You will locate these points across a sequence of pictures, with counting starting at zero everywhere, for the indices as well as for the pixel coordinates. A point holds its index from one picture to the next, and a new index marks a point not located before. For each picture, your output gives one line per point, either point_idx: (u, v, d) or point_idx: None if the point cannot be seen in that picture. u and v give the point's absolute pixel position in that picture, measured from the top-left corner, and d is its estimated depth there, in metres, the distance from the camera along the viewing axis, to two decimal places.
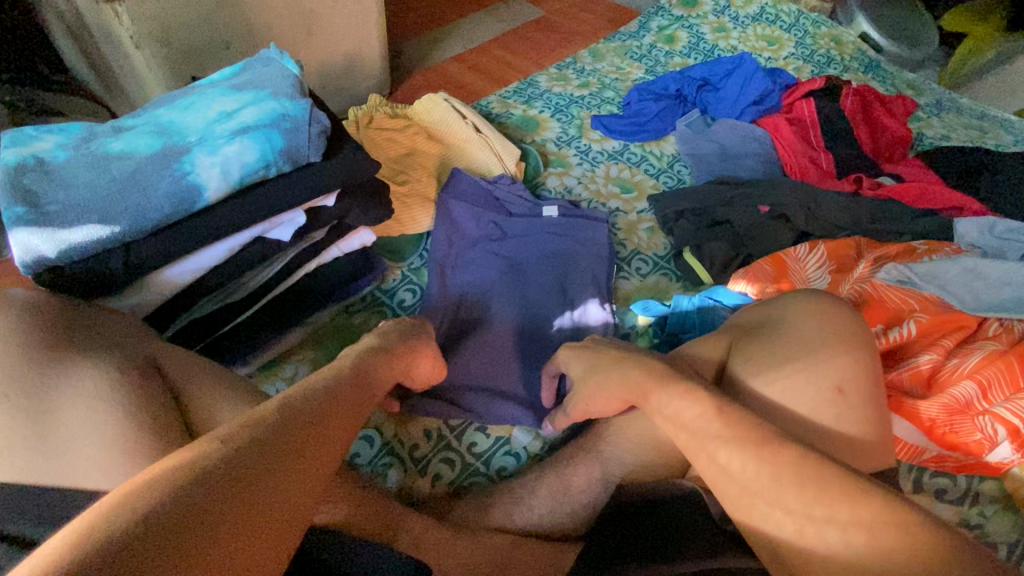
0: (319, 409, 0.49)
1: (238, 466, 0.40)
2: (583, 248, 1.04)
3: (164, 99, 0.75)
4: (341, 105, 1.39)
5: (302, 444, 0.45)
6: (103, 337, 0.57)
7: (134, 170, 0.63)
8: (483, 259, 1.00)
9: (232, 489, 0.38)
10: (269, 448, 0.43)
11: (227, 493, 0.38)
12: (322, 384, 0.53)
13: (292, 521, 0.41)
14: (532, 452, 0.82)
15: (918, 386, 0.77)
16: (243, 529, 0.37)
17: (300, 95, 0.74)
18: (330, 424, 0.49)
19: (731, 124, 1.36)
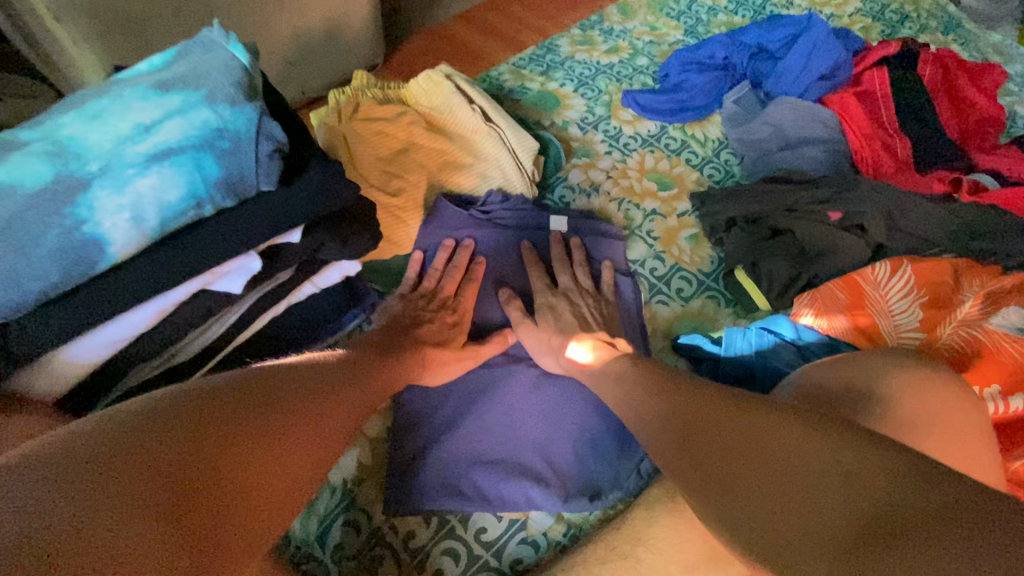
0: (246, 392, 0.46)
1: (168, 411, 0.39)
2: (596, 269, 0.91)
3: (70, 101, 0.56)
4: (326, 80, 1.18)
5: (243, 411, 0.44)
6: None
7: (12, 215, 0.45)
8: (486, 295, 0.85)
9: (166, 435, 0.37)
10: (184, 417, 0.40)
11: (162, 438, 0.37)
12: (259, 375, 0.49)
13: (226, 481, 0.38)
14: (554, 539, 0.68)
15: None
16: (170, 471, 0.36)
17: (248, 98, 0.54)
18: (287, 402, 0.48)
19: (791, 102, 1.13)
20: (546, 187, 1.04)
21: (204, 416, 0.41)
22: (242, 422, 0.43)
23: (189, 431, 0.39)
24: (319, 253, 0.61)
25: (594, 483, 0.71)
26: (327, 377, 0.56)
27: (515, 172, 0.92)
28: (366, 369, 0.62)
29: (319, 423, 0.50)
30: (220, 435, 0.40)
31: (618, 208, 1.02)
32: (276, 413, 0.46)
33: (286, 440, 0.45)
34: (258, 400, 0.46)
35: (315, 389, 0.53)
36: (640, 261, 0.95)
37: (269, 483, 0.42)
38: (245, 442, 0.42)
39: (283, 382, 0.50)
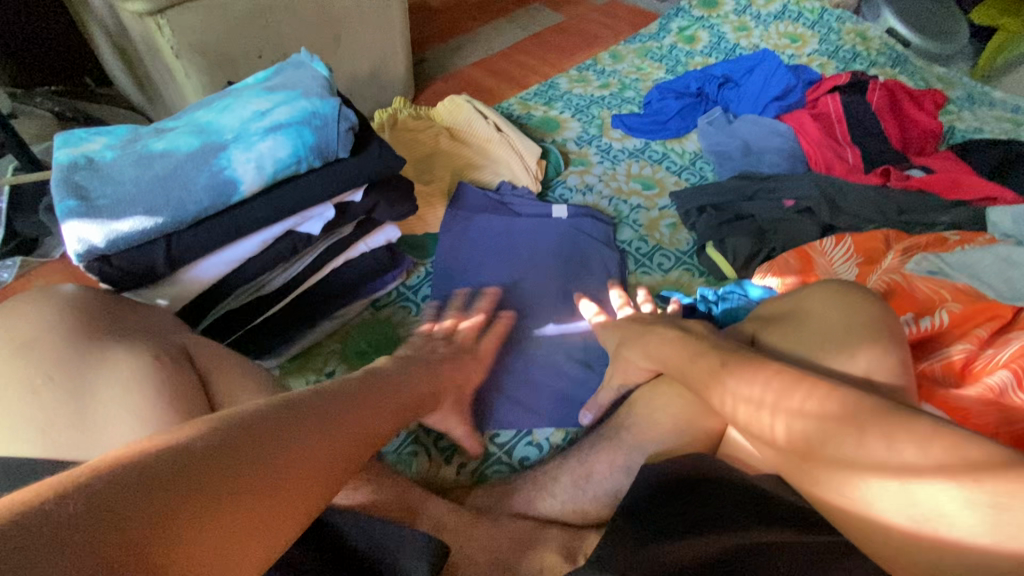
0: (259, 432, 0.46)
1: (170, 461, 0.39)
2: (590, 245, 1.08)
3: (202, 102, 0.79)
4: (366, 111, 1.44)
5: (249, 457, 0.43)
6: (136, 323, 0.60)
7: (175, 166, 0.67)
8: (498, 261, 1.03)
9: (155, 501, 0.37)
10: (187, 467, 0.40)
11: (125, 514, 0.35)
12: (280, 408, 0.49)
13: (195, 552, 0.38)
14: (554, 443, 0.83)
15: (947, 377, 0.74)
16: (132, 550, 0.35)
17: (330, 95, 0.77)
18: (292, 440, 0.47)
19: (752, 119, 1.36)
20: (549, 188, 1.25)
21: (207, 467, 0.41)
22: (246, 471, 0.43)
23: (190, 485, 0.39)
24: (373, 213, 0.82)
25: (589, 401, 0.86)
26: (337, 403, 0.54)
27: (522, 170, 1.14)
28: (384, 389, 0.61)
29: (319, 464, 0.48)
30: (223, 489, 0.41)
31: (608, 204, 1.23)
32: (271, 460, 0.45)
33: (274, 491, 0.44)
34: (269, 443, 0.45)
35: (322, 425, 0.50)
36: (627, 242, 1.15)
37: (249, 543, 0.41)
38: (243, 496, 0.42)
39: (305, 417, 0.50)
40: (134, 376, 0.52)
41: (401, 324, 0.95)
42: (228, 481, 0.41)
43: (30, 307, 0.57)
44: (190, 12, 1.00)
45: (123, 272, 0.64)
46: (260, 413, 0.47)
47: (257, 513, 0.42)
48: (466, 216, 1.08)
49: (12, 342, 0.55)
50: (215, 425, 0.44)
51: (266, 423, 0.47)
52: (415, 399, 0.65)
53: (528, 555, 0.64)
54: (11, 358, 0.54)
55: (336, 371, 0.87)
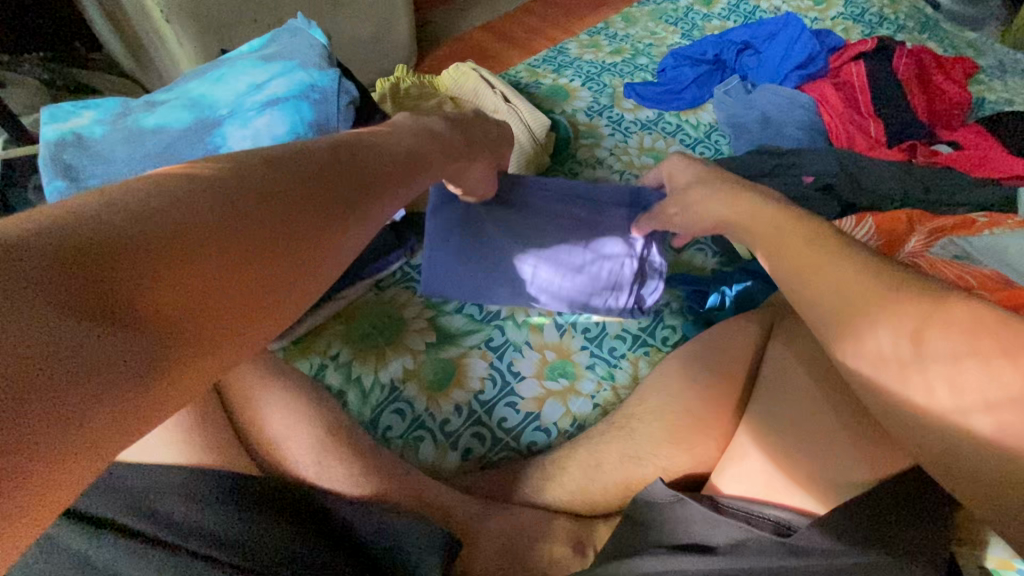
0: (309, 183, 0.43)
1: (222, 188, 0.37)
2: None
3: (194, 73, 0.75)
4: (367, 79, 1.38)
5: (295, 201, 0.41)
6: None
7: (168, 144, 0.63)
8: None
9: (209, 226, 0.35)
10: (236, 196, 0.38)
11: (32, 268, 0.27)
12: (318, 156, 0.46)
13: (163, 318, 0.32)
14: (563, 428, 0.82)
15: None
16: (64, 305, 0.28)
17: (330, 66, 0.72)
18: (336, 193, 0.44)
19: (772, 89, 1.29)
20: (558, 162, 1.20)
21: (252, 200, 0.38)
22: (297, 212, 0.41)
23: (241, 215, 0.37)
24: None
25: (596, 385, 0.85)
26: (361, 164, 0.49)
27: (530, 144, 1.09)
28: (375, 153, 0.52)
29: (294, 235, 0.40)
30: (276, 226, 0.39)
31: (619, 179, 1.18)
32: (307, 206, 0.42)
33: (305, 244, 0.41)
34: (313, 187, 0.43)
35: (300, 186, 0.42)
36: None
37: (225, 299, 0.35)
38: (293, 233, 0.40)
39: (350, 174, 0.47)
40: None
41: (406, 305, 0.93)
42: (280, 222, 0.39)
43: None
44: None
45: None
46: (289, 160, 0.43)
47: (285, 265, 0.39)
48: None
49: None
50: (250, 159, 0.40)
51: (314, 171, 0.44)
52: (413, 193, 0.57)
53: (538, 546, 0.64)
54: None
55: (341, 355, 0.86)
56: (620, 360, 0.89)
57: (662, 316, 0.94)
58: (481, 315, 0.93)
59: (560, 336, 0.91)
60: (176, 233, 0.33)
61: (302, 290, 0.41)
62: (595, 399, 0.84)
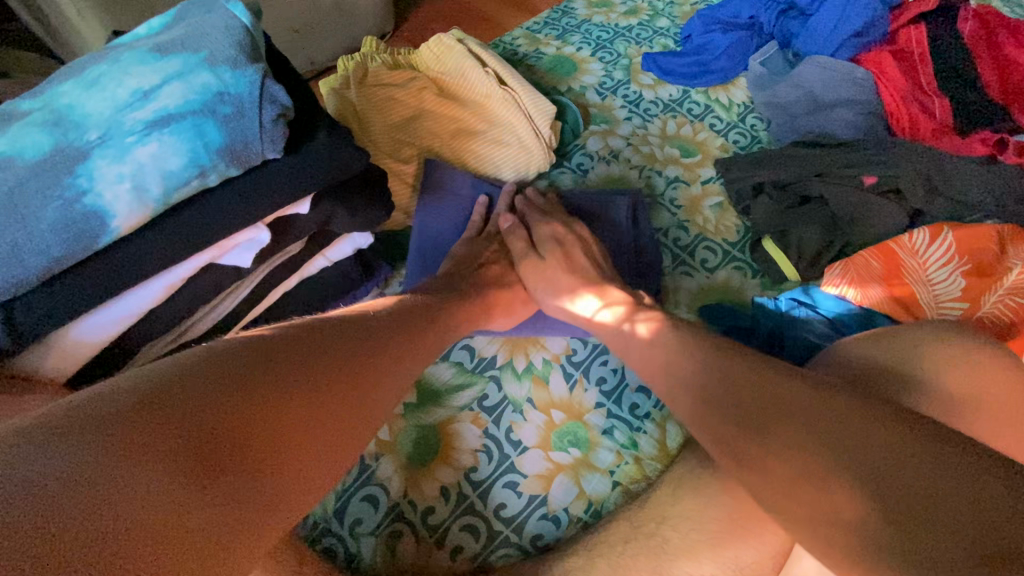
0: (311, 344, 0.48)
1: (248, 350, 0.45)
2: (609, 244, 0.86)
3: (69, 69, 0.54)
4: (334, 51, 1.15)
5: (309, 355, 0.47)
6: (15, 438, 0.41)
7: (10, 188, 0.44)
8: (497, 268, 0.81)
9: (241, 379, 0.42)
10: (248, 357, 0.44)
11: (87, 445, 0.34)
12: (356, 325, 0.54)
13: (218, 451, 0.38)
14: (576, 515, 0.66)
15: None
16: (160, 445, 0.36)
17: (252, 59, 0.52)
18: (342, 347, 0.50)
19: (822, 61, 1.07)
20: (564, 156, 0.99)
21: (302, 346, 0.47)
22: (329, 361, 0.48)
23: (279, 368, 0.44)
24: (329, 225, 0.60)
25: (615, 458, 0.69)
26: (391, 330, 0.56)
27: (531, 138, 0.88)
28: (412, 310, 0.61)
29: (345, 367, 0.49)
30: (314, 369, 0.46)
31: (638, 176, 0.97)
32: (340, 357, 0.49)
33: (320, 393, 0.45)
34: (364, 342, 0.52)
35: (340, 335, 0.51)
36: (662, 231, 0.91)
37: (272, 423, 0.41)
38: (316, 379, 0.46)
39: (369, 330, 0.54)
40: None
41: None
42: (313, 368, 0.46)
43: None
44: None
45: None
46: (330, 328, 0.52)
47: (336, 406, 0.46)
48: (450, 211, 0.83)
49: None
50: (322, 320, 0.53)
51: (343, 332, 0.52)
52: (442, 326, 0.63)
53: None
54: None
55: None
56: (645, 421, 0.72)
57: None
58: (472, 363, 0.75)
59: (570, 390, 0.74)
60: (213, 394, 0.40)
61: (350, 420, 0.47)
62: (614, 476, 0.68)
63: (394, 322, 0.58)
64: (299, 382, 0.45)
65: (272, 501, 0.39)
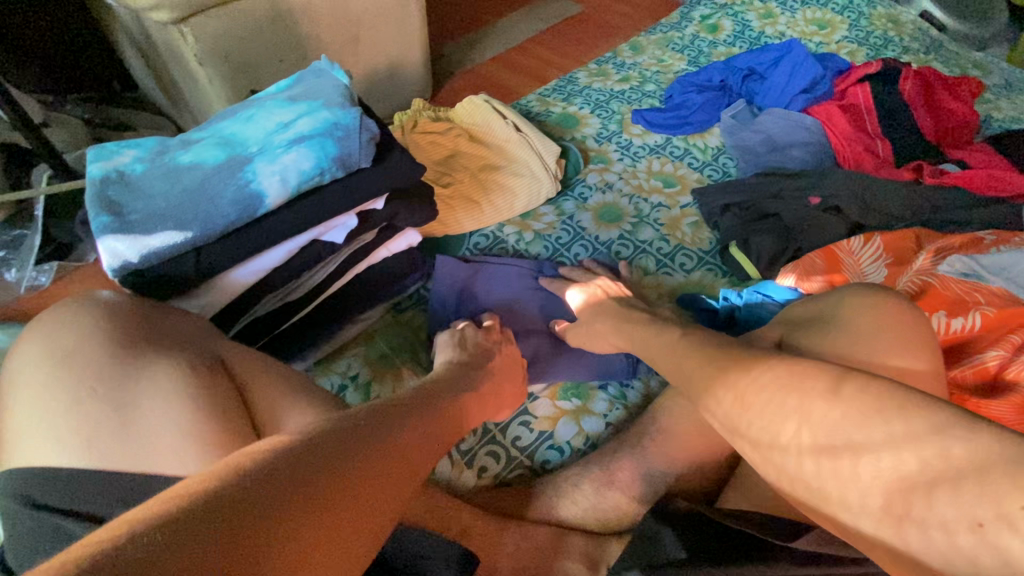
0: (375, 456, 0.50)
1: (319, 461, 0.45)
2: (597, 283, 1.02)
3: (227, 113, 0.81)
4: (384, 112, 1.44)
5: (375, 468, 0.49)
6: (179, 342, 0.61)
7: (203, 180, 0.68)
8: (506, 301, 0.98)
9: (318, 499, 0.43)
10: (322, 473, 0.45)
11: (251, 524, 0.39)
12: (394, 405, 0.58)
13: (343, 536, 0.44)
14: (576, 446, 0.83)
15: (960, 390, 0.73)
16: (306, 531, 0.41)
17: (351, 104, 0.78)
18: (397, 452, 0.52)
19: (778, 113, 1.32)
20: (568, 186, 1.23)
21: (363, 454, 0.49)
22: (386, 475, 0.50)
23: (343, 487, 0.46)
24: (394, 220, 0.83)
25: (609, 404, 0.87)
26: (428, 421, 0.59)
27: (541, 170, 1.13)
28: (440, 395, 0.66)
29: (406, 469, 0.53)
30: (373, 486, 0.48)
31: (628, 202, 1.20)
32: (396, 469, 0.51)
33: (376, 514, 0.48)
34: (412, 446, 0.55)
35: (392, 438, 0.53)
36: (648, 242, 1.12)
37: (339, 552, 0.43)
38: (375, 495, 0.48)
39: (411, 424, 0.57)
40: (177, 386, 0.55)
41: (423, 326, 0.96)
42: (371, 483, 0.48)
43: (73, 320, 0.60)
44: (212, 20, 1.02)
45: (158, 284, 0.66)
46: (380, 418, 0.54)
47: (385, 520, 0.49)
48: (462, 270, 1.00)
49: (58, 354, 0.57)
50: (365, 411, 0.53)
51: (392, 424, 0.54)
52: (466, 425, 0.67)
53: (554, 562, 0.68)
54: (56, 370, 0.56)
55: (360, 375, 0.88)
56: (633, 379, 0.90)
57: None
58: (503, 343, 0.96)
59: None
60: (294, 518, 0.41)
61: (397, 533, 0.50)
62: (607, 418, 0.86)
63: (430, 408, 0.62)
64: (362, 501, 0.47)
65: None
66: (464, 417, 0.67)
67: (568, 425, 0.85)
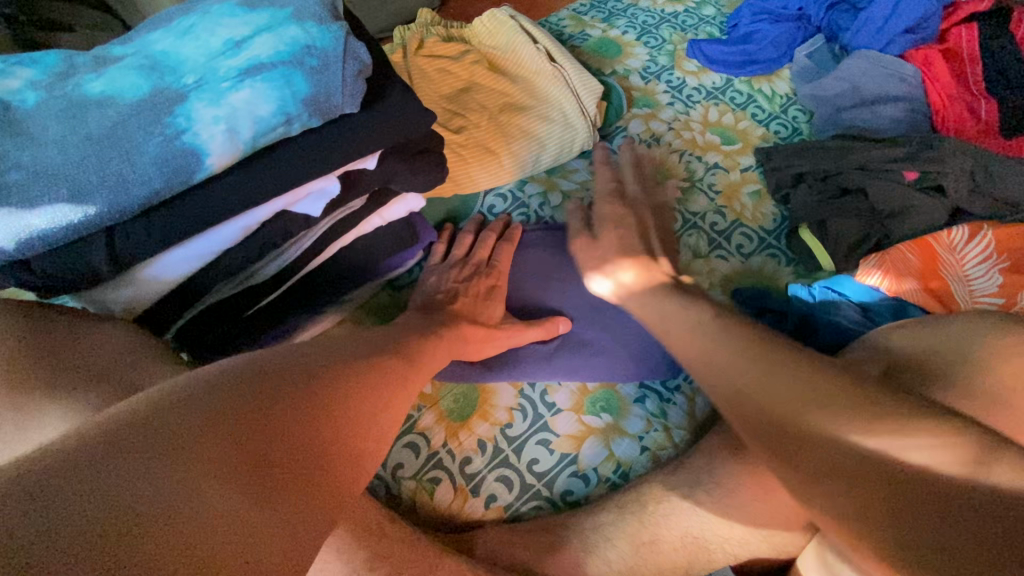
0: (269, 387, 0.43)
1: (189, 404, 0.39)
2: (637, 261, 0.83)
3: (161, 20, 0.58)
4: (383, 23, 1.17)
5: (271, 398, 0.42)
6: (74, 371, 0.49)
7: (114, 125, 0.47)
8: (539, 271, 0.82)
9: (196, 439, 0.36)
10: (192, 413, 0.38)
11: (97, 483, 0.32)
12: (311, 349, 0.51)
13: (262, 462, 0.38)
14: (604, 475, 0.69)
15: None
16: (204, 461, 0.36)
17: (332, 18, 0.55)
18: (305, 388, 0.45)
19: (869, 56, 1.06)
20: (606, 136, 1.00)
21: (257, 390, 0.42)
22: (296, 404, 0.43)
23: (234, 425, 0.39)
24: (391, 183, 0.62)
25: (646, 424, 0.72)
26: (353, 361, 0.52)
27: (577, 116, 0.90)
28: (376, 340, 0.59)
29: (323, 397, 0.45)
30: (278, 418, 0.41)
31: (678, 160, 0.98)
32: (310, 399, 0.44)
33: (290, 446, 0.40)
34: (330, 378, 0.48)
35: (294, 373, 0.46)
36: (700, 214, 0.92)
37: (239, 490, 0.36)
38: (280, 423, 0.41)
39: (328, 361, 0.50)
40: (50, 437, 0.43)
41: None
42: (275, 416, 0.41)
43: None
44: None
45: (57, 276, 0.47)
46: (282, 361, 0.47)
47: (312, 453, 0.41)
48: (482, 237, 0.82)
49: None
50: (261, 358, 0.47)
51: (295, 364, 0.47)
52: (415, 362, 0.59)
53: None
54: None
55: None
56: (675, 394, 0.75)
57: None
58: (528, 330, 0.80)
59: None
60: (158, 462, 0.34)
61: (332, 468, 0.42)
62: (643, 441, 0.71)
63: (357, 348, 0.55)
64: (265, 436, 0.39)
65: (329, 503, 0.40)
66: (413, 359, 0.59)
67: (597, 449, 0.70)
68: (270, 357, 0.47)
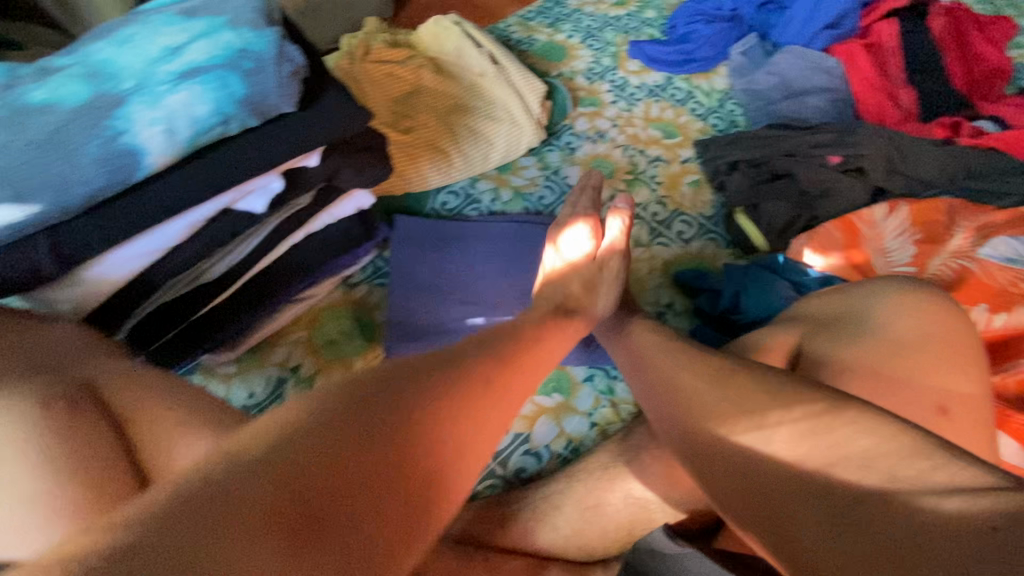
0: (368, 420, 0.40)
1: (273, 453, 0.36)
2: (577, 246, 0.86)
3: (103, 30, 0.60)
4: (336, 34, 1.20)
5: (377, 434, 0.40)
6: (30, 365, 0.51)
7: (55, 129, 0.49)
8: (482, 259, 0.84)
9: (261, 498, 0.35)
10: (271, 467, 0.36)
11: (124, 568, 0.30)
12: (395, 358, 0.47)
13: (338, 505, 0.36)
14: (555, 451, 0.73)
15: (1006, 399, 0.65)
16: (268, 521, 0.34)
17: (268, 24, 0.58)
18: (405, 414, 0.42)
19: (796, 52, 1.14)
20: (553, 134, 1.05)
21: (358, 426, 0.39)
22: (402, 438, 0.40)
23: (324, 472, 0.37)
24: (334, 179, 0.65)
25: (594, 401, 0.76)
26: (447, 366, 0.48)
27: (521, 115, 0.94)
28: None
29: (428, 421, 0.42)
30: (385, 456, 0.39)
31: (623, 154, 1.03)
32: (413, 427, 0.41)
33: (387, 487, 0.38)
34: (433, 394, 0.44)
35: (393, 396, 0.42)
36: (642, 205, 0.97)
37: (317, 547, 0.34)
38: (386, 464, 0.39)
39: (424, 372, 0.46)
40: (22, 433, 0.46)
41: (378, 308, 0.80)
42: (382, 456, 0.39)
43: None
44: None
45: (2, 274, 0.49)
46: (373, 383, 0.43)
47: (415, 489, 0.39)
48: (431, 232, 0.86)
49: None
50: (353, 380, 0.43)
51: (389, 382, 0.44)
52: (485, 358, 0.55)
53: None
54: None
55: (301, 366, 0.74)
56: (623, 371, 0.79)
57: (666, 317, 0.87)
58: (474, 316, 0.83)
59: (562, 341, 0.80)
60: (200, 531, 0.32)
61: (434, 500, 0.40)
62: (592, 417, 0.75)
63: None
64: (352, 481, 0.37)
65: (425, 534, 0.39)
66: None
67: (548, 427, 0.74)
68: (362, 377, 0.44)
